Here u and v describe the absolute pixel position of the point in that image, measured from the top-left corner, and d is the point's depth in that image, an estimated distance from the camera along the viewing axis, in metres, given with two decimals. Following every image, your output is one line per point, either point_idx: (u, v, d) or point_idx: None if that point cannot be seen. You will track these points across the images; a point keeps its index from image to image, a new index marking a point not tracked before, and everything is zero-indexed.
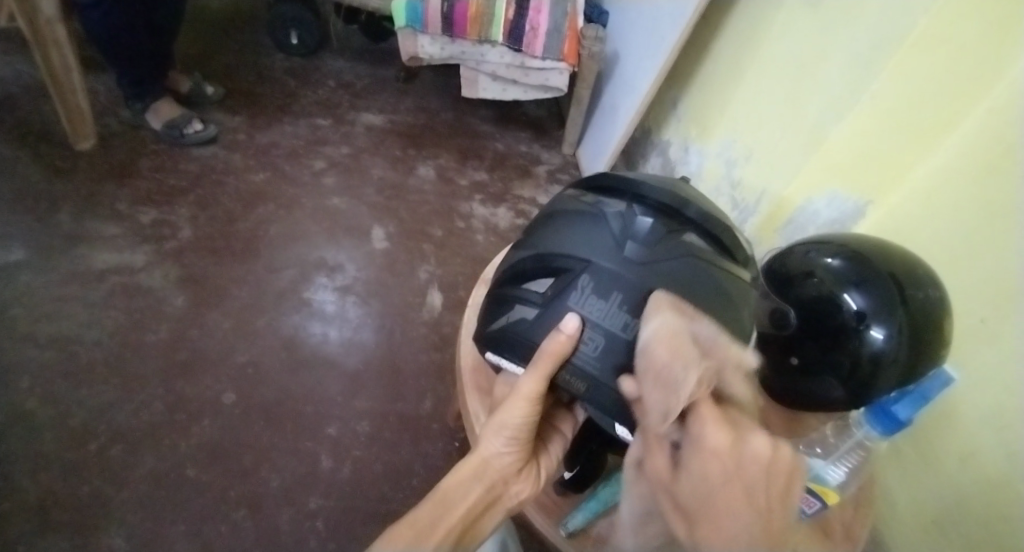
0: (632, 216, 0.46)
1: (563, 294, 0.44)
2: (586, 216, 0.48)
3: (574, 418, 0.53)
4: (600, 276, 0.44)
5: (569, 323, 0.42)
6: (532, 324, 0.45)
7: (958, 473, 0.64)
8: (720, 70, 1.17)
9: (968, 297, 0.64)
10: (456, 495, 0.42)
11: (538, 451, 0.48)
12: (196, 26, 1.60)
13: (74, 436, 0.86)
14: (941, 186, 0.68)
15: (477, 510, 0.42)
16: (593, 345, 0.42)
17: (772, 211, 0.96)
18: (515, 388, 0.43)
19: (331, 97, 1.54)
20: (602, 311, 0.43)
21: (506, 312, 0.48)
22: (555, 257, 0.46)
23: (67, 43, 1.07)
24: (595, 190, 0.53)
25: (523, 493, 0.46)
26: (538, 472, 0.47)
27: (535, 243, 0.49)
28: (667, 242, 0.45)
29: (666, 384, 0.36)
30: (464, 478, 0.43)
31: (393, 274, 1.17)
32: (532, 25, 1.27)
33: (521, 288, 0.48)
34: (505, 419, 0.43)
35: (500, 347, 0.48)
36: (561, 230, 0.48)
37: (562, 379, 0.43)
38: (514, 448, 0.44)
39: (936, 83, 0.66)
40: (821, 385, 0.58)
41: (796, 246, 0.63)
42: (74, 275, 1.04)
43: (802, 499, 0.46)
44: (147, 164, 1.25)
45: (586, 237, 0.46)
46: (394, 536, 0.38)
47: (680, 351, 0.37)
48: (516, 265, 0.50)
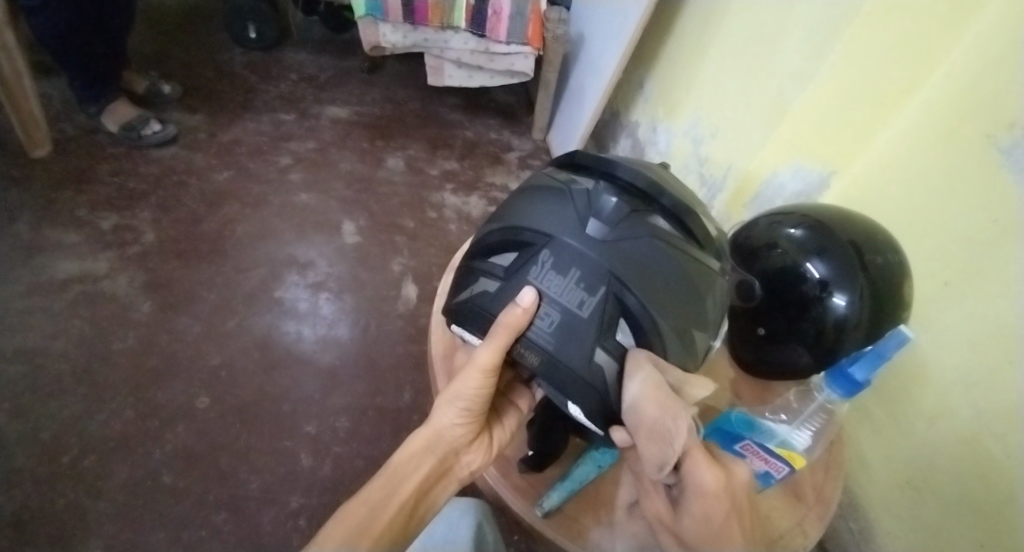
0: (599, 194, 0.44)
1: (524, 268, 0.43)
2: (553, 192, 0.46)
3: (531, 395, 0.57)
4: (562, 252, 0.42)
5: (526, 296, 0.41)
6: (492, 297, 0.45)
7: (926, 432, 0.66)
8: (684, 48, 1.17)
9: (927, 258, 0.66)
10: (409, 467, 0.45)
11: (491, 423, 0.51)
12: (148, 22, 1.54)
13: (44, 451, 0.83)
14: (902, 154, 0.70)
15: (430, 480, 0.45)
16: (549, 321, 0.41)
17: (739, 186, 0.96)
18: (471, 360, 0.43)
19: (294, 90, 1.50)
20: (560, 287, 0.42)
21: (471, 284, 0.48)
22: (519, 231, 0.45)
23: (13, 47, 1.02)
24: (569, 169, 0.52)
25: (474, 463, 0.49)
26: (489, 443, 0.50)
27: (503, 215, 0.48)
28: (633, 221, 0.43)
29: (661, 437, 0.39)
30: (417, 450, 0.46)
31: (366, 268, 1.16)
32: (494, 9, 1.25)
33: (485, 262, 0.47)
34: (459, 391, 0.45)
35: (461, 318, 0.48)
36: (528, 204, 0.46)
37: (517, 352, 0.42)
38: (466, 421, 0.47)
39: (893, 54, 0.66)
40: (789, 353, 0.59)
41: (761, 218, 0.64)
42: (33, 286, 1.00)
43: (770, 463, 0.46)
44: (105, 167, 1.21)
45: (551, 211, 0.44)
46: (348, 513, 0.40)
47: (668, 403, 0.39)
48: (484, 239, 0.49)
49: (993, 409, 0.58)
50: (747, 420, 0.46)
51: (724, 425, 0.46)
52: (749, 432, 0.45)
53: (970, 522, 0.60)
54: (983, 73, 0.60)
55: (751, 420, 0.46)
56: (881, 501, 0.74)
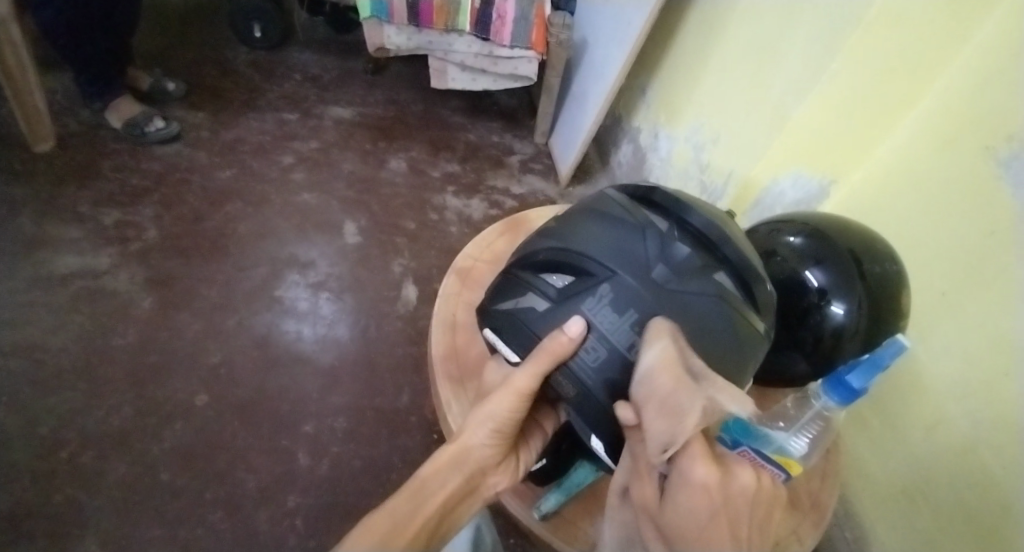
0: (672, 242, 0.45)
1: (579, 296, 0.44)
2: (628, 227, 0.47)
3: (557, 417, 0.53)
4: (620, 289, 0.43)
5: (574, 326, 0.42)
6: (539, 318, 0.45)
7: (922, 441, 0.67)
8: (686, 56, 1.18)
9: (926, 269, 0.67)
10: (435, 483, 0.42)
11: (519, 444, 0.49)
12: (154, 20, 1.55)
13: (42, 446, 0.83)
14: (903, 164, 0.71)
15: (454, 500, 0.43)
16: (594, 356, 0.41)
17: (740, 192, 0.97)
18: (508, 381, 0.43)
19: (298, 90, 1.50)
20: (612, 324, 0.42)
21: (516, 297, 0.48)
22: (579, 256, 0.45)
23: (20, 42, 1.02)
24: (646, 201, 0.52)
25: (498, 484, 0.47)
26: (515, 465, 0.48)
27: (563, 235, 0.48)
28: (699, 276, 0.44)
29: (670, 412, 0.34)
30: (443, 466, 0.43)
31: (366, 269, 1.16)
32: (499, 13, 1.26)
33: (538, 277, 0.47)
34: (492, 410, 0.44)
35: (501, 331, 0.48)
36: (597, 231, 0.47)
37: (555, 379, 0.43)
38: (495, 441, 0.45)
39: (896, 64, 0.66)
40: (787, 360, 0.59)
41: (761, 226, 0.65)
42: (34, 281, 1.00)
43: (765, 471, 0.46)
44: (109, 164, 1.21)
45: (616, 245, 0.45)
46: (374, 524, 0.38)
47: (681, 378, 0.35)
48: (537, 254, 0.49)
49: (990, 421, 0.58)
50: (745, 428, 0.44)
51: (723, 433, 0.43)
52: (748, 440, 0.44)
53: (964, 531, 0.61)
54: (988, 84, 0.60)
55: (749, 427, 0.44)
56: (876, 510, 0.74)
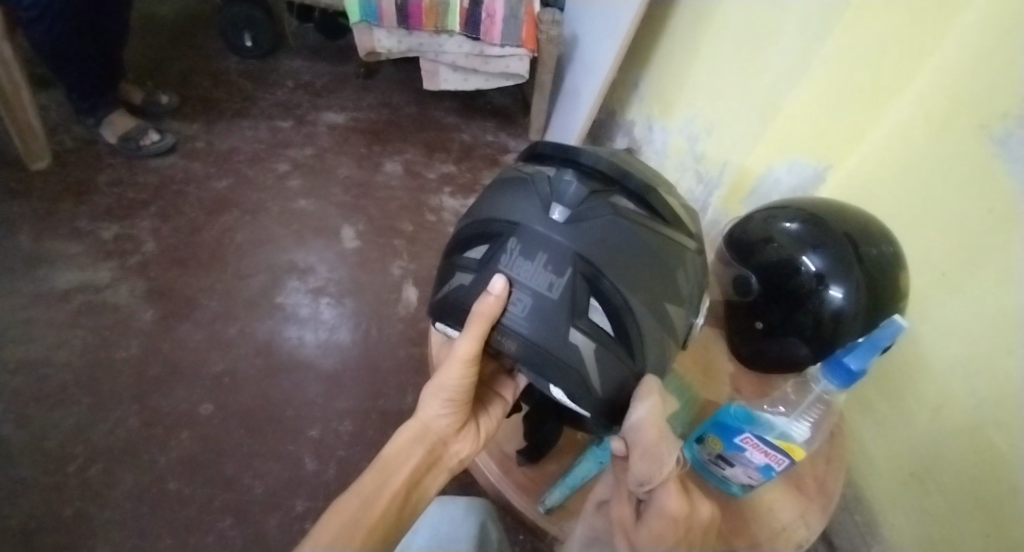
0: (559, 178, 0.44)
1: (495, 258, 0.44)
2: (518, 182, 0.46)
3: (516, 384, 0.56)
4: (528, 238, 0.43)
5: (498, 284, 0.42)
6: (467, 289, 0.45)
7: (929, 424, 0.67)
8: (677, 48, 1.18)
9: (925, 250, 0.67)
10: (399, 458, 0.45)
11: (478, 413, 0.52)
12: (144, 33, 1.55)
13: (48, 461, 0.83)
14: (895, 146, 0.70)
15: (419, 471, 0.46)
16: (522, 306, 0.42)
17: (736, 181, 0.97)
18: (452, 352, 0.44)
19: (291, 97, 1.50)
20: (529, 272, 0.42)
21: (449, 280, 0.48)
22: (489, 222, 0.46)
23: (12, 61, 1.03)
24: (534, 159, 0.51)
25: (463, 452, 0.50)
26: (476, 433, 0.51)
27: (475, 210, 0.49)
28: (593, 202, 0.43)
29: (653, 458, 0.40)
30: (405, 442, 0.47)
31: (366, 272, 1.16)
32: (488, 12, 1.26)
33: (460, 256, 0.48)
34: (443, 382, 0.46)
35: (444, 313, 0.48)
36: (496, 197, 0.47)
37: (496, 340, 0.43)
38: (450, 411, 0.47)
39: (886, 45, 0.66)
40: (787, 346, 0.60)
41: (756, 212, 0.65)
42: (34, 297, 1.00)
43: (769, 457, 0.45)
44: (104, 178, 1.21)
45: (515, 201, 0.45)
46: (342, 506, 0.40)
47: (665, 436, 0.41)
48: (459, 235, 0.49)
49: (994, 401, 0.58)
50: (747, 414, 0.46)
51: (724, 418, 0.46)
52: (749, 425, 0.45)
53: (973, 512, 0.61)
54: (973, 61, 0.59)
55: (750, 413, 0.46)
56: (887, 494, 0.74)
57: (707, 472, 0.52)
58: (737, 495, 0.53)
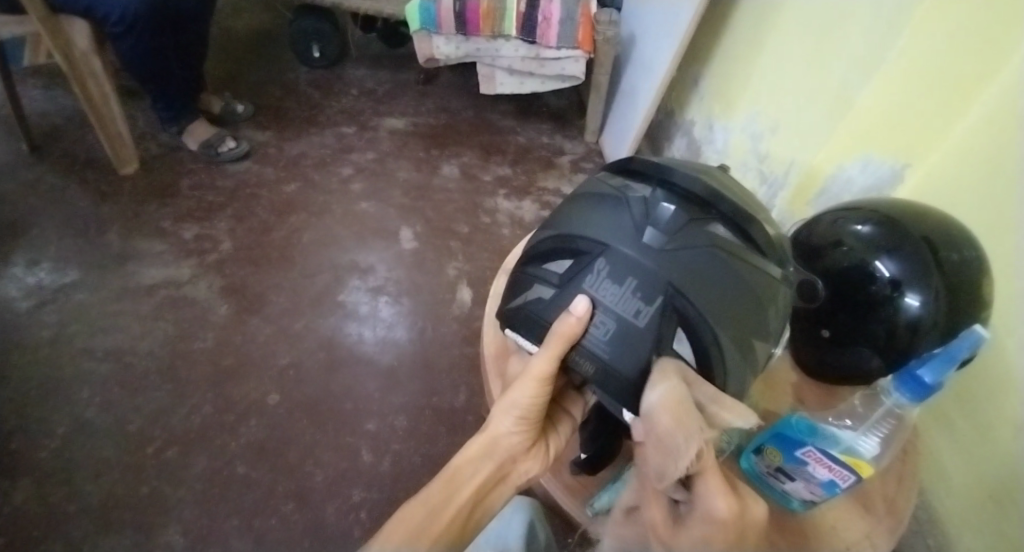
0: (656, 202, 0.43)
1: (578, 276, 0.43)
2: (609, 199, 0.45)
3: (584, 402, 0.55)
4: (616, 261, 0.41)
5: (579, 305, 0.41)
6: (546, 305, 0.44)
7: (1012, 447, 0.60)
8: (740, 44, 1.13)
9: (1010, 258, 0.61)
10: (468, 471, 0.43)
11: (548, 431, 0.50)
12: (225, 49, 1.68)
13: (132, 441, 0.92)
14: (976, 145, 0.64)
15: (488, 486, 0.44)
16: (604, 330, 0.40)
17: (803, 181, 0.92)
18: (528, 368, 0.43)
19: (355, 104, 1.58)
20: (615, 296, 0.41)
21: (525, 291, 0.48)
22: (574, 238, 0.44)
23: (101, 74, 1.16)
24: (627, 173, 0.50)
25: (530, 471, 0.48)
26: (545, 452, 0.49)
27: (558, 223, 0.48)
28: (690, 230, 0.41)
29: (666, 452, 0.34)
30: (474, 455, 0.45)
31: (422, 272, 1.20)
32: (544, 15, 1.27)
33: (540, 268, 0.47)
34: (517, 397, 0.44)
35: (519, 326, 0.47)
36: (583, 212, 0.46)
37: (573, 360, 0.42)
38: (523, 428, 0.45)
39: (971, 36, 0.61)
40: (855, 356, 0.56)
41: (825, 214, 0.61)
42: (125, 291, 1.11)
43: (834, 472, 0.43)
44: (186, 183, 1.32)
45: (603, 219, 0.43)
46: (406, 516, 0.39)
47: (683, 418, 0.34)
48: (538, 246, 0.48)
49: None
50: (810, 426, 0.43)
51: (784, 429, 0.44)
52: (813, 438, 0.42)
53: None
54: None
55: (814, 425, 0.43)
56: (963, 520, 0.68)
57: (765, 485, 0.50)
58: (797, 510, 0.50)
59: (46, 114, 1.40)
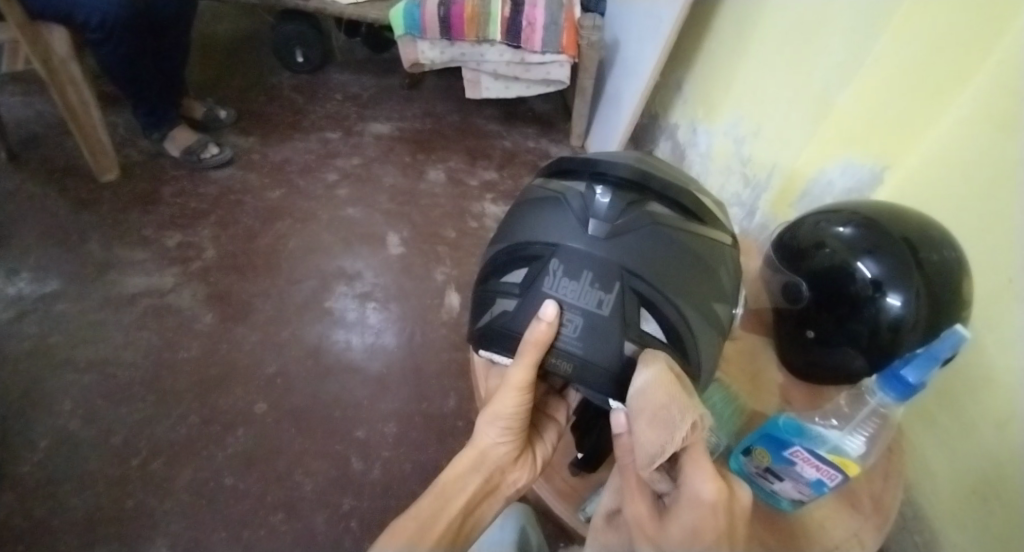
0: (592, 195, 0.43)
1: (537, 281, 0.42)
2: (549, 202, 0.45)
3: (567, 405, 0.55)
4: (569, 258, 0.42)
5: (549, 310, 0.40)
6: (513, 315, 0.44)
7: (994, 440, 0.62)
8: (721, 48, 1.15)
9: (991, 256, 0.62)
10: (457, 485, 0.43)
11: (533, 439, 0.50)
12: (205, 54, 1.66)
13: (115, 454, 0.90)
14: (956, 146, 0.67)
15: (477, 498, 0.43)
16: (573, 327, 0.41)
17: (785, 184, 0.93)
18: (506, 378, 0.43)
19: (340, 109, 1.57)
20: (576, 292, 0.41)
21: (489, 307, 0.47)
22: (524, 246, 0.44)
23: (80, 79, 1.13)
24: (557, 174, 0.50)
25: (520, 479, 0.48)
26: (533, 461, 0.48)
27: (507, 234, 0.47)
28: (630, 214, 0.42)
29: (664, 423, 0.34)
30: (463, 469, 0.44)
31: (410, 277, 1.20)
32: (529, 20, 1.28)
33: (498, 281, 0.46)
34: (499, 410, 0.43)
35: (489, 341, 0.47)
36: (528, 219, 0.46)
37: (549, 363, 0.42)
38: (509, 438, 0.45)
39: (944, 42, 0.63)
40: (841, 356, 0.57)
41: (807, 217, 0.62)
42: (107, 300, 1.09)
43: (822, 471, 0.43)
44: (168, 190, 1.30)
45: (549, 221, 0.44)
46: (399, 531, 0.38)
47: (677, 395, 0.35)
48: (492, 260, 0.48)
49: None
50: (797, 426, 0.44)
51: (772, 430, 0.44)
52: (799, 439, 0.43)
53: None
54: None
55: (800, 425, 0.44)
56: (947, 513, 0.70)
57: (754, 486, 0.50)
58: (786, 508, 0.51)
59: (22, 120, 1.36)
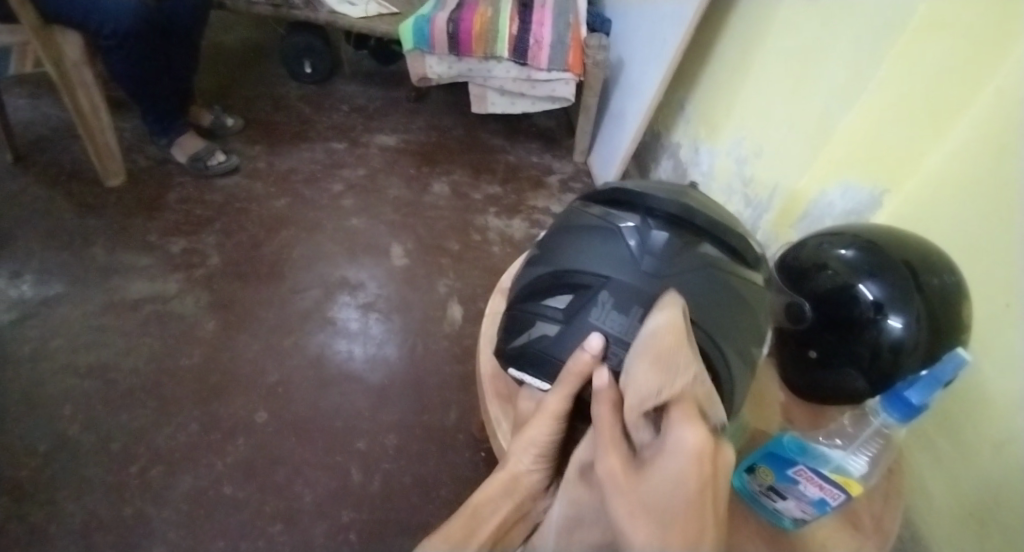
0: (647, 231, 0.47)
1: (585, 310, 0.46)
2: (602, 233, 0.49)
3: None
4: (619, 291, 0.45)
5: (594, 343, 0.43)
6: (556, 341, 0.47)
7: (992, 463, 0.62)
8: (724, 70, 1.18)
9: (991, 282, 0.63)
10: (487, 510, 0.42)
11: (567, 464, 0.47)
12: (215, 63, 1.68)
13: (114, 460, 0.89)
14: (956, 169, 0.68)
15: (507, 525, 0.42)
16: (618, 360, 0.42)
17: (786, 205, 0.95)
18: (542, 406, 0.44)
19: (346, 121, 1.59)
20: (622, 325, 0.44)
21: (529, 329, 0.50)
22: (573, 273, 0.47)
23: (92, 85, 1.15)
24: (607, 203, 0.54)
25: (552, 507, 0.45)
26: (566, 489, 0.46)
27: (553, 259, 0.50)
28: (681, 254, 0.46)
29: (666, 365, 0.32)
30: (495, 492, 0.43)
31: (412, 289, 1.20)
32: (535, 39, 1.31)
33: (542, 304, 0.49)
34: (534, 436, 0.42)
35: (525, 363, 0.50)
36: (578, 247, 0.49)
37: (591, 393, 0.44)
38: (544, 466, 0.43)
39: (943, 71, 0.66)
40: (841, 376, 0.57)
41: (810, 238, 0.63)
42: (110, 305, 1.09)
43: (824, 490, 0.43)
44: (174, 197, 1.31)
45: (601, 253, 0.47)
46: (429, 550, 0.39)
47: (684, 343, 0.33)
48: (535, 282, 0.51)
49: None
50: (800, 445, 0.45)
51: (776, 448, 0.45)
52: (802, 457, 0.44)
53: None
54: None
55: (804, 445, 0.45)
56: (943, 536, 0.70)
57: (757, 504, 0.51)
58: (787, 528, 0.51)
59: (32, 124, 1.38)
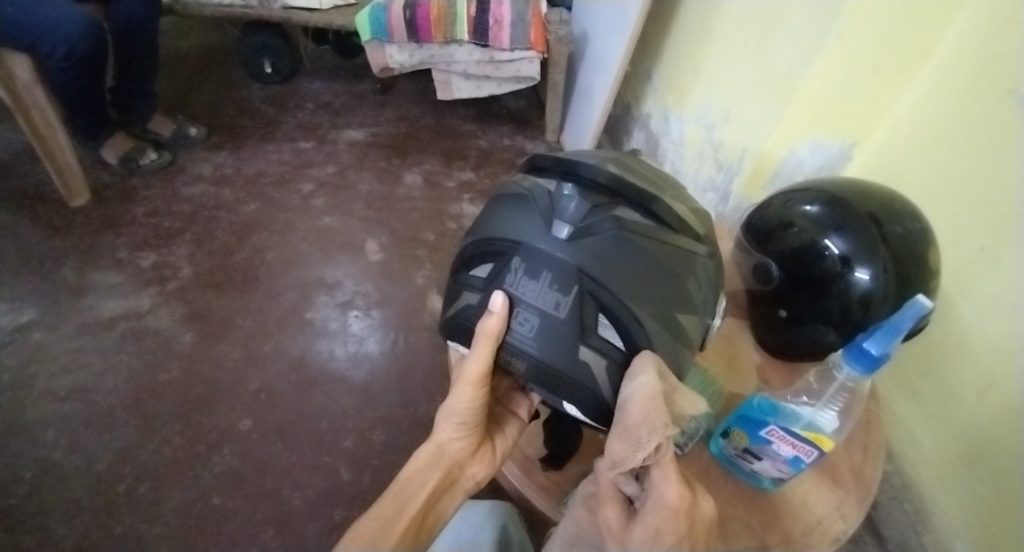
0: (561, 195, 0.42)
1: (499, 277, 0.42)
2: (518, 198, 0.44)
3: (531, 402, 0.55)
4: (530, 257, 0.41)
5: (499, 302, 0.41)
6: (474, 311, 0.45)
7: (974, 406, 0.63)
8: (687, 36, 1.16)
9: (965, 228, 0.63)
10: (416, 482, 0.46)
11: (492, 433, 0.52)
12: (173, 70, 1.64)
13: (101, 481, 0.88)
14: (921, 113, 0.69)
15: (436, 494, 0.46)
16: (529, 326, 0.41)
17: (756, 166, 0.93)
18: (461, 374, 0.45)
19: (311, 118, 1.56)
20: (534, 292, 0.41)
21: (456, 299, 0.48)
22: (490, 241, 0.44)
23: (46, 104, 1.11)
24: (536, 173, 0.48)
25: (479, 474, 0.50)
26: (491, 455, 0.51)
27: (476, 227, 0.47)
28: (595, 219, 0.41)
29: (630, 440, 0.37)
30: (422, 465, 0.47)
31: (391, 282, 1.19)
32: (495, 18, 1.28)
33: (466, 274, 0.47)
34: (453, 406, 0.46)
35: (453, 332, 0.48)
36: (496, 213, 0.45)
37: (506, 359, 0.43)
38: (465, 434, 0.48)
39: (903, 18, 0.63)
40: (814, 332, 0.58)
41: (776, 196, 0.63)
42: (84, 326, 1.06)
43: (797, 449, 0.43)
44: (140, 210, 1.28)
45: (514, 219, 0.43)
46: (361, 532, 0.41)
47: (653, 413, 0.37)
48: (462, 253, 0.48)
49: None
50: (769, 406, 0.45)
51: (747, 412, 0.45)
52: (773, 417, 0.44)
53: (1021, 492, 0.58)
54: (1000, 26, 0.58)
55: (774, 405, 0.45)
56: (934, 481, 0.71)
57: (735, 467, 0.51)
58: (770, 488, 0.51)
59: None
